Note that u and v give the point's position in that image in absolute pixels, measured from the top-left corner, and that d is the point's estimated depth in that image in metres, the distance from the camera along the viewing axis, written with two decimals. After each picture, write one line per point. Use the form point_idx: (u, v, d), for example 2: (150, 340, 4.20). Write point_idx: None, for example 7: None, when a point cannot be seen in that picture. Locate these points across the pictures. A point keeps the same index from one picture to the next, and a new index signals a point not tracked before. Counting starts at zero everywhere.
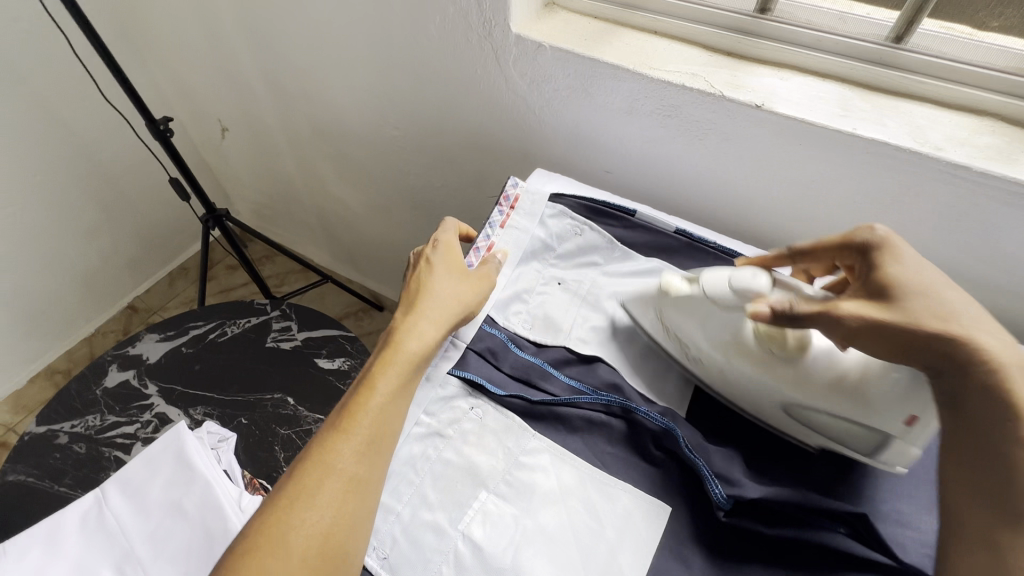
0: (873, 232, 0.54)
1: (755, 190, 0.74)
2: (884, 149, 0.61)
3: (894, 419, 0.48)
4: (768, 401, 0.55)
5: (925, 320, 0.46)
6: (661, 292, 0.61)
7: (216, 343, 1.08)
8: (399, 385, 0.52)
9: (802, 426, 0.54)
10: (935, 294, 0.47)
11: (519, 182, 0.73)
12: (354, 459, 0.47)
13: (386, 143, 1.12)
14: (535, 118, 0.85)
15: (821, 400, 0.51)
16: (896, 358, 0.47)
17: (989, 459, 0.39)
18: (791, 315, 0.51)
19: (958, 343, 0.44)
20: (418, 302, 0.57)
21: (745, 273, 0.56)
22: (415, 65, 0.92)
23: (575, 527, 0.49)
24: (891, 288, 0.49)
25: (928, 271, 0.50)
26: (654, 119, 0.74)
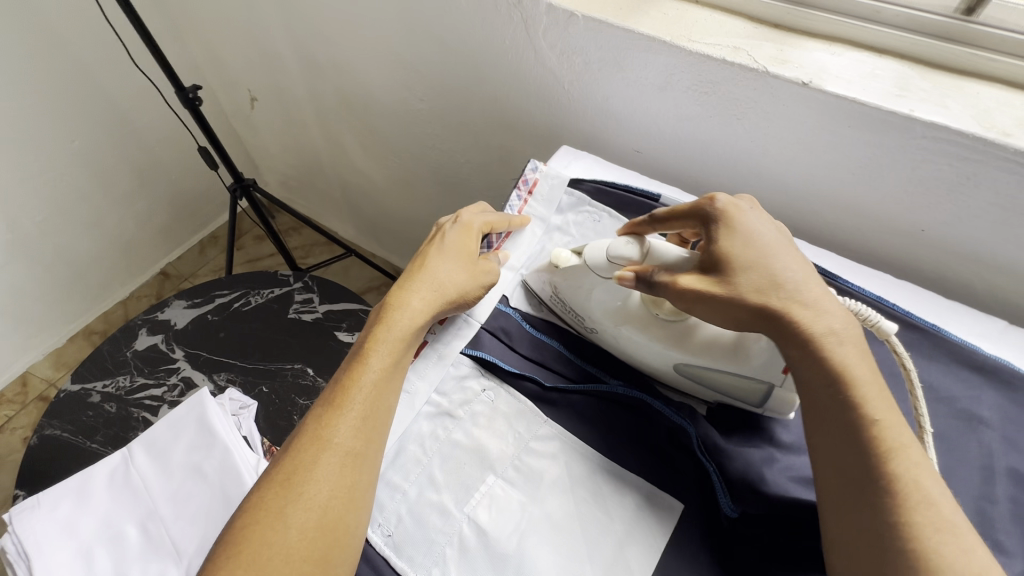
0: (715, 202, 0.51)
1: (795, 175, 0.69)
2: (944, 135, 0.56)
3: (772, 369, 0.49)
4: (660, 362, 0.54)
5: (749, 293, 0.46)
6: (552, 265, 0.59)
7: (240, 311, 1.09)
8: (392, 357, 0.51)
9: (690, 381, 0.54)
10: (763, 272, 0.46)
11: (539, 164, 0.70)
12: (348, 433, 0.47)
13: (411, 116, 1.10)
14: (563, 92, 0.82)
15: (705, 360, 0.51)
16: (736, 327, 0.48)
17: (842, 440, 0.41)
18: (652, 282, 0.50)
19: (783, 316, 0.45)
20: (415, 275, 0.56)
21: (618, 240, 0.54)
22: (442, 34, 0.88)
23: (583, 517, 0.48)
24: (723, 257, 0.48)
25: (766, 232, 0.49)
26: (689, 96, 0.69)
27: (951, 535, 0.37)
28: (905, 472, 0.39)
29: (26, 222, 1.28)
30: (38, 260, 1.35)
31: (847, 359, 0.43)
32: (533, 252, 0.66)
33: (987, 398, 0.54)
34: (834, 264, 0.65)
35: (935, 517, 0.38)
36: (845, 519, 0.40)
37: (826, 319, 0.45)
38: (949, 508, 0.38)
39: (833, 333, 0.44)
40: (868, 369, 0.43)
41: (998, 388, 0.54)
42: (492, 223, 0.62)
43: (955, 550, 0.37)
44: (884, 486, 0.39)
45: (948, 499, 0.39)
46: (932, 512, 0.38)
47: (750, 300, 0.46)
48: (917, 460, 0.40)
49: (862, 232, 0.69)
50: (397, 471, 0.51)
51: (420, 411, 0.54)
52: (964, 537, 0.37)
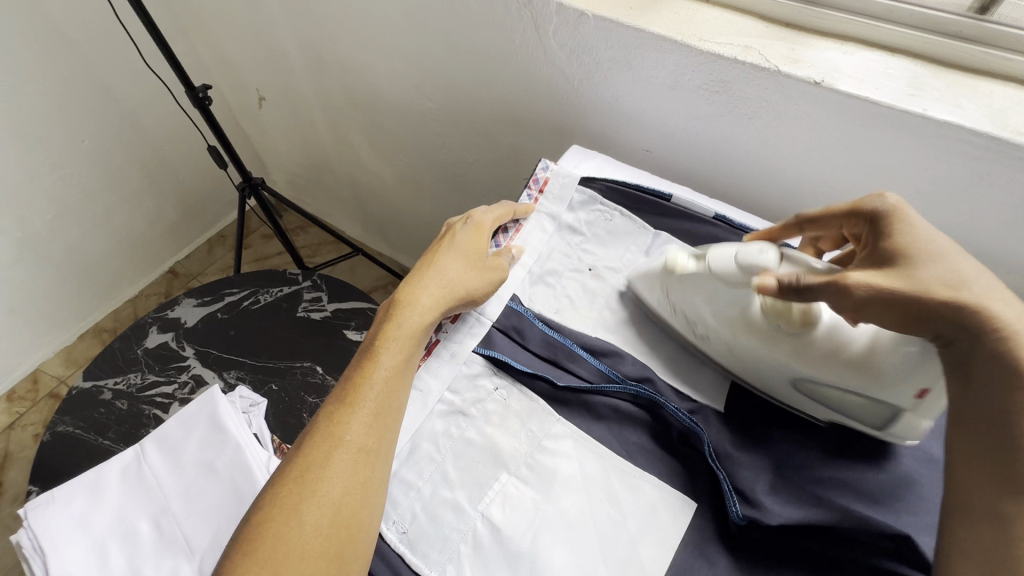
0: (885, 198, 0.51)
1: (806, 175, 0.69)
2: (958, 135, 0.56)
3: (905, 391, 0.46)
4: (778, 377, 0.52)
5: (938, 289, 0.43)
6: (666, 269, 0.58)
7: (250, 310, 1.10)
8: (402, 355, 0.52)
9: (809, 401, 0.52)
10: (944, 269, 0.44)
11: (550, 164, 0.71)
12: (360, 429, 0.47)
13: (420, 115, 1.10)
14: (573, 91, 0.82)
15: (837, 380, 0.49)
16: (910, 330, 0.44)
17: (1001, 442, 0.38)
18: (800, 286, 0.47)
19: (975, 312, 0.41)
20: (424, 275, 0.57)
21: (752, 247, 0.52)
22: (452, 33, 0.89)
23: (596, 515, 0.48)
24: (898, 251, 0.47)
25: (942, 234, 0.47)
26: (700, 95, 0.69)
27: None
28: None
29: (37, 220, 1.29)
30: (49, 258, 1.36)
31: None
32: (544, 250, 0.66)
33: None
34: None
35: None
36: (997, 525, 0.37)
37: (1014, 312, 0.41)
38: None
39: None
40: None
41: None
42: (498, 219, 0.64)
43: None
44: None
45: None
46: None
47: (937, 300, 0.42)
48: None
49: None
50: (410, 469, 0.51)
51: (432, 409, 0.54)
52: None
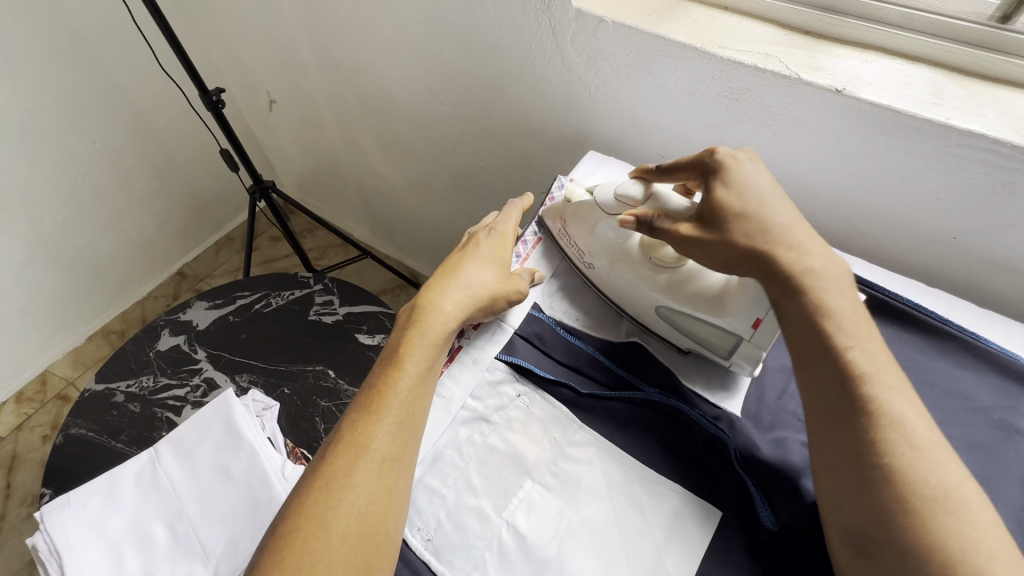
0: (716, 151, 0.54)
1: (825, 183, 0.69)
2: (981, 144, 0.56)
3: (742, 320, 0.52)
4: (644, 303, 0.59)
5: (738, 239, 0.49)
6: (568, 202, 0.64)
7: (262, 313, 1.10)
8: (425, 362, 0.52)
9: (671, 328, 0.59)
10: (753, 218, 0.50)
11: (566, 180, 0.72)
12: (384, 437, 0.47)
13: (432, 119, 1.10)
14: (590, 98, 0.82)
15: (688, 306, 0.56)
16: (723, 271, 0.52)
17: (822, 373, 0.45)
18: (653, 227, 0.55)
19: (768, 257, 0.48)
20: (448, 281, 0.56)
21: (624, 183, 0.58)
22: (467, 39, 0.89)
23: (622, 524, 0.48)
24: (716, 206, 0.51)
25: (765, 184, 0.51)
26: (718, 102, 0.69)
27: (923, 451, 0.40)
28: (879, 396, 0.42)
29: (48, 222, 1.30)
30: (59, 259, 1.36)
31: (825, 293, 0.47)
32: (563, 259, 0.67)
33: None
34: (865, 272, 0.65)
35: (911, 435, 0.41)
36: (830, 445, 0.43)
37: (811, 259, 0.48)
38: (924, 428, 0.42)
39: (814, 270, 0.48)
40: (841, 303, 0.47)
41: None
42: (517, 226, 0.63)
43: (928, 465, 0.40)
44: (861, 410, 0.42)
45: (922, 420, 0.42)
46: (906, 431, 0.41)
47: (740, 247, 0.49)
48: (895, 386, 0.43)
49: (892, 239, 0.69)
50: (434, 475, 0.51)
51: (456, 416, 0.54)
52: (937, 451, 0.40)
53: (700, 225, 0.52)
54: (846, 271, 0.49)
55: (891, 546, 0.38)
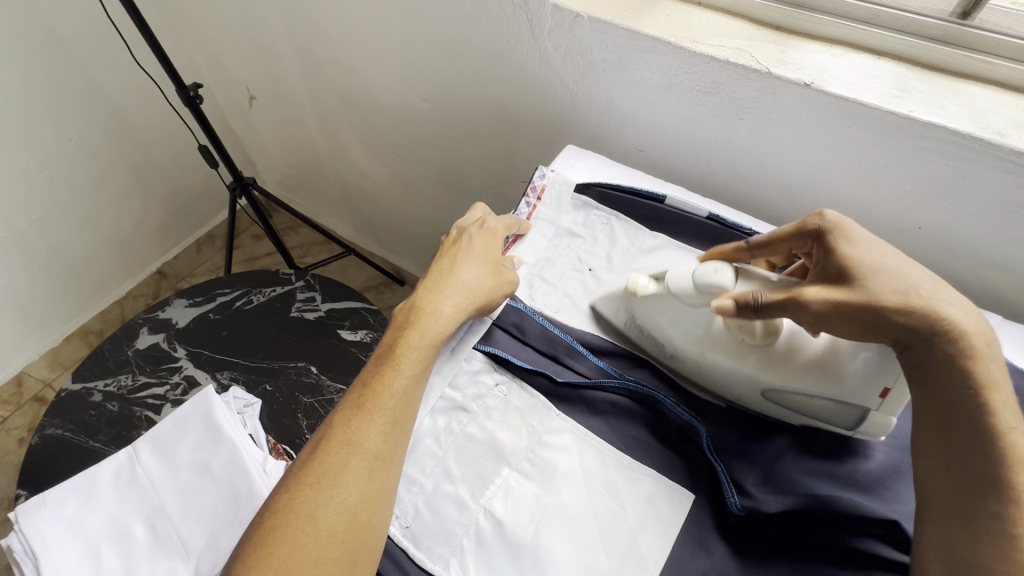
0: (823, 215, 0.52)
1: (796, 175, 0.71)
2: (941, 135, 0.58)
3: (871, 390, 0.48)
4: (746, 389, 0.54)
5: (890, 298, 0.44)
6: (631, 295, 0.59)
7: (243, 310, 1.09)
8: (420, 361, 0.52)
9: (780, 408, 0.53)
10: (891, 276, 0.46)
11: (546, 171, 0.72)
12: (378, 436, 0.47)
13: (414, 115, 1.10)
14: (568, 92, 0.83)
15: (801, 382, 0.51)
16: (864, 338, 0.46)
17: (965, 450, 0.41)
18: (760, 303, 0.49)
19: (928, 318, 0.43)
20: (443, 280, 0.57)
21: (706, 266, 0.53)
22: (447, 34, 0.89)
23: (597, 508, 0.49)
24: (843, 266, 0.48)
25: (883, 245, 0.49)
26: (693, 96, 0.71)
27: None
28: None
29: (22, 221, 1.27)
30: (34, 259, 1.34)
31: (989, 364, 0.42)
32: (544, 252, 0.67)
33: None
34: None
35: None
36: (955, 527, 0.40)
37: (970, 324, 0.43)
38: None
39: (970, 330, 0.43)
40: (1003, 376, 0.42)
41: None
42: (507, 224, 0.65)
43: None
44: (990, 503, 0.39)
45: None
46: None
47: (894, 311, 0.44)
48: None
49: None
50: (413, 464, 0.52)
51: (434, 405, 0.55)
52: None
53: (836, 287, 0.47)
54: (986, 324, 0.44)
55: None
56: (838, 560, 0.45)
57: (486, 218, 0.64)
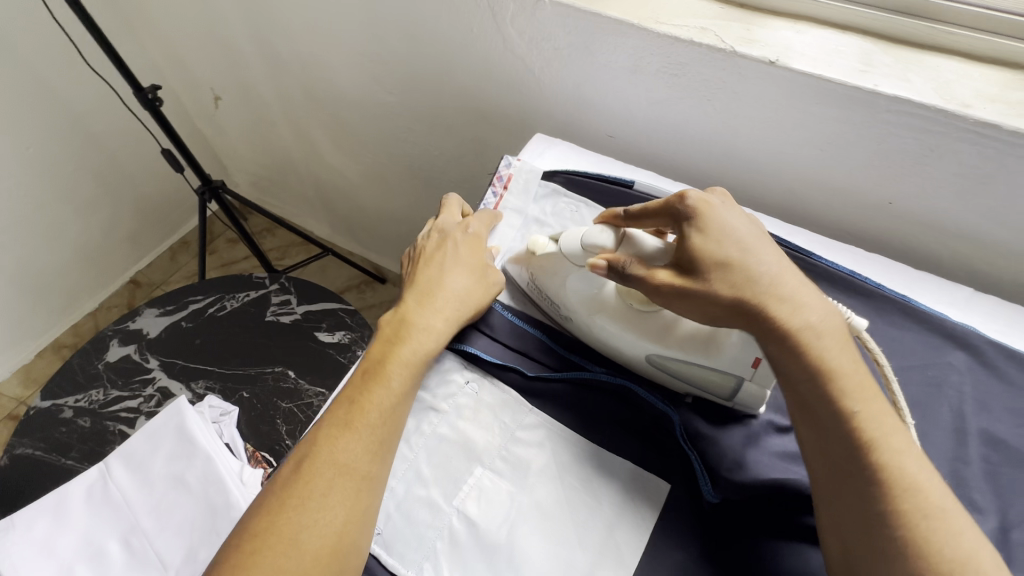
0: (686, 198, 0.49)
1: (766, 155, 0.70)
2: (907, 108, 0.57)
3: (741, 360, 0.48)
4: (629, 350, 0.53)
5: (723, 291, 0.44)
6: (530, 254, 0.59)
7: (216, 317, 1.07)
8: (406, 376, 0.51)
9: (661, 375, 0.53)
10: (735, 268, 0.45)
11: (512, 160, 0.70)
12: (363, 455, 0.46)
13: (381, 110, 1.08)
14: (534, 79, 0.81)
15: (675, 353, 0.50)
16: (714, 324, 0.47)
17: (829, 435, 0.41)
18: (623, 272, 0.49)
19: (754, 311, 0.44)
20: (431, 291, 0.55)
21: (594, 228, 0.53)
22: (409, 24, 0.87)
23: (572, 503, 0.48)
24: (692, 253, 0.46)
25: (742, 231, 0.47)
26: (660, 78, 0.69)
27: (938, 518, 0.38)
28: (889, 458, 0.39)
29: None
30: None
31: (830, 353, 0.42)
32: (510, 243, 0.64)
33: (958, 362, 0.56)
34: (806, 240, 0.66)
35: (924, 502, 0.38)
36: (837, 512, 0.40)
37: (809, 314, 0.43)
38: (935, 491, 0.39)
39: (810, 328, 0.43)
40: (854, 365, 0.42)
41: (965, 351, 0.56)
42: (487, 219, 0.63)
43: (941, 533, 0.37)
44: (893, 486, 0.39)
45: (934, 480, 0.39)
46: (919, 499, 0.38)
47: (729, 302, 0.44)
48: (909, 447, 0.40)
49: (834, 208, 0.70)
50: None
51: None
52: (950, 517, 0.38)
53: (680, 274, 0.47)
54: (837, 318, 0.44)
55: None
56: (816, 544, 0.44)
57: (469, 219, 0.62)
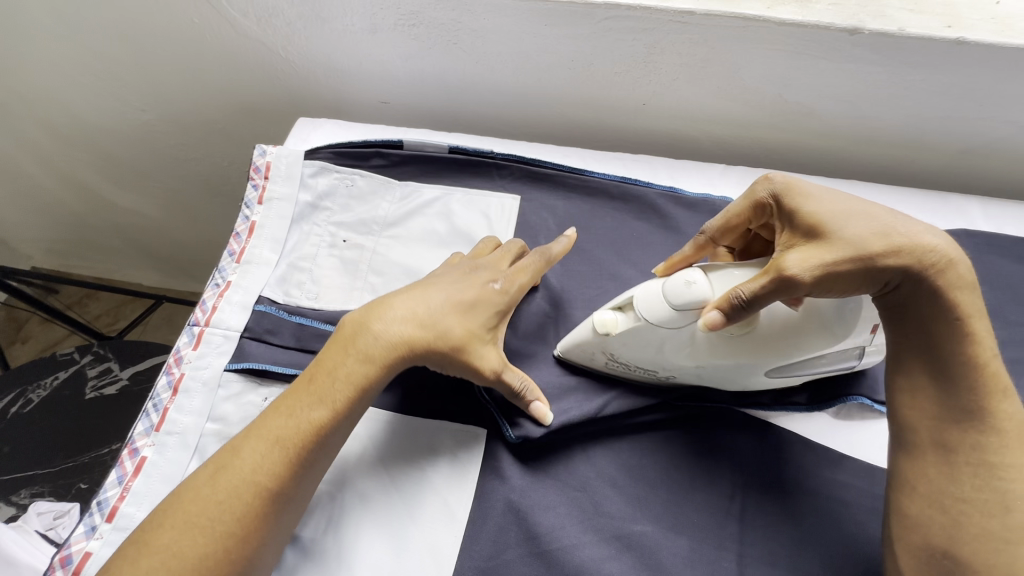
0: (771, 181, 0.47)
1: (527, 87, 0.71)
2: (621, 14, 0.60)
3: (864, 330, 0.46)
4: (748, 372, 0.47)
5: (878, 244, 0.40)
6: (602, 336, 0.47)
7: (23, 413, 0.91)
8: (307, 440, 0.41)
9: (781, 377, 0.48)
10: (865, 217, 0.41)
11: (267, 147, 0.61)
12: (223, 529, 0.38)
13: (145, 133, 0.95)
14: (283, 59, 0.75)
15: (813, 352, 0.46)
16: (861, 290, 0.41)
17: (956, 379, 0.41)
18: (746, 302, 0.40)
19: (919, 254, 0.40)
20: (382, 301, 0.47)
21: (677, 279, 0.43)
22: (126, 26, 0.76)
23: (394, 482, 0.47)
24: (811, 219, 0.42)
25: (836, 192, 0.44)
26: (400, 32, 0.67)
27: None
28: (1014, 412, 0.41)
29: None
30: None
31: (971, 293, 0.41)
32: (311, 244, 0.59)
33: None
34: (581, 158, 0.69)
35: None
36: (947, 451, 0.41)
37: (951, 249, 0.41)
38: None
39: (959, 261, 0.41)
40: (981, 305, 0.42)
41: None
42: (522, 270, 0.50)
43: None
44: (983, 429, 0.40)
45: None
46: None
47: (885, 259, 0.40)
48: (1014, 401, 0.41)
49: (599, 120, 0.73)
50: None
51: (199, 446, 0.48)
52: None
53: (814, 247, 0.41)
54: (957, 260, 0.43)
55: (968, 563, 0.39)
56: (612, 441, 0.49)
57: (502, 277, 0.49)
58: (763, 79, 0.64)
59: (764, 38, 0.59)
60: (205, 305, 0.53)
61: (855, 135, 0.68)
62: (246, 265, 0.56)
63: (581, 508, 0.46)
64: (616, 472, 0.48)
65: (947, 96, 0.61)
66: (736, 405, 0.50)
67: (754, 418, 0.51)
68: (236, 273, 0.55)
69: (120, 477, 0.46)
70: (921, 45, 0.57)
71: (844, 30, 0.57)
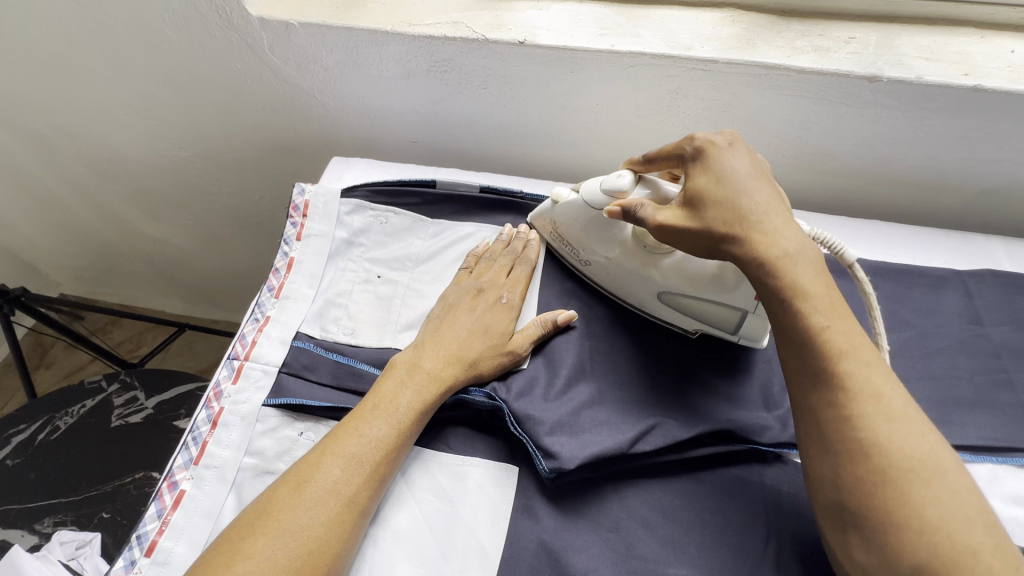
0: (695, 139, 0.50)
1: (553, 128, 0.73)
2: (644, 62, 0.62)
3: (745, 294, 0.51)
4: (644, 290, 0.56)
5: (716, 225, 0.46)
6: (554, 206, 0.59)
7: (49, 441, 0.92)
8: (384, 454, 0.45)
9: (674, 310, 0.56)
10: (729, 203, 0.46)
11: (305, 186, 0.64)
12: (307, 542, 0.40)
13: (181, 168, 0.99)
14: (318, 102, 0.79)
15: (693, 290, 0.53)
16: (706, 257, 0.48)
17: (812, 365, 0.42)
18: (640, 217, 0.50)
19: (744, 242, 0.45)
20: (434, 334, 0.53)
21: (612, 174, 0.54)
22: (172, 73, 0.81)
23: (429, 519, 0.47)
24: (695, 188, 0.48)
25: (739, 168, 0.48)
26: (432, 78, 0.70)
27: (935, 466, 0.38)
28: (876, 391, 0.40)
29: None
30: None
31: (802, 277, 0.43)
32: (349, 280, 0.60)
33: None
34: None
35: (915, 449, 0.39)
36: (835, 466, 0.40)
37: (785, 242, 0.44)
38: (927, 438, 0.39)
39: (786, 254, 0.44)
40: (824, 288, 0.43)
41: None
42: (518, 280, 0.58)
43: (904, 435, 0.39)
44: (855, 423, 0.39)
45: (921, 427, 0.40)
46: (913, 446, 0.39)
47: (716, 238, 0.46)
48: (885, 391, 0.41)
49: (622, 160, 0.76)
50: None
51: (237, 481, 0.48)
52: (914, 423, 0.40)
53: (681, 211, 0.48)
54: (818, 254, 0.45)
55: (897, 563, 0.36)
56: (645, 482, 0.49)
57: (504, 288, 0.57)
58: (784, 121, 0.65)
59: (785, 84, 0.61)
60: (245, 339, 0.55)
61: (876, 175, 0.69)
62: (285, 300, 0.57)
63: (615, 550, 0.46)
64: (649, 512, 0.48)
65: (964, 140, 0.62)
66: (770, 446, 0.50)
67: (787, 459, 0.51)
68: (275, 308, 0.57)
69: (160, 510, 0.46)
70: (940, 91, 0.58)
71: (863, 77, 0.59)
